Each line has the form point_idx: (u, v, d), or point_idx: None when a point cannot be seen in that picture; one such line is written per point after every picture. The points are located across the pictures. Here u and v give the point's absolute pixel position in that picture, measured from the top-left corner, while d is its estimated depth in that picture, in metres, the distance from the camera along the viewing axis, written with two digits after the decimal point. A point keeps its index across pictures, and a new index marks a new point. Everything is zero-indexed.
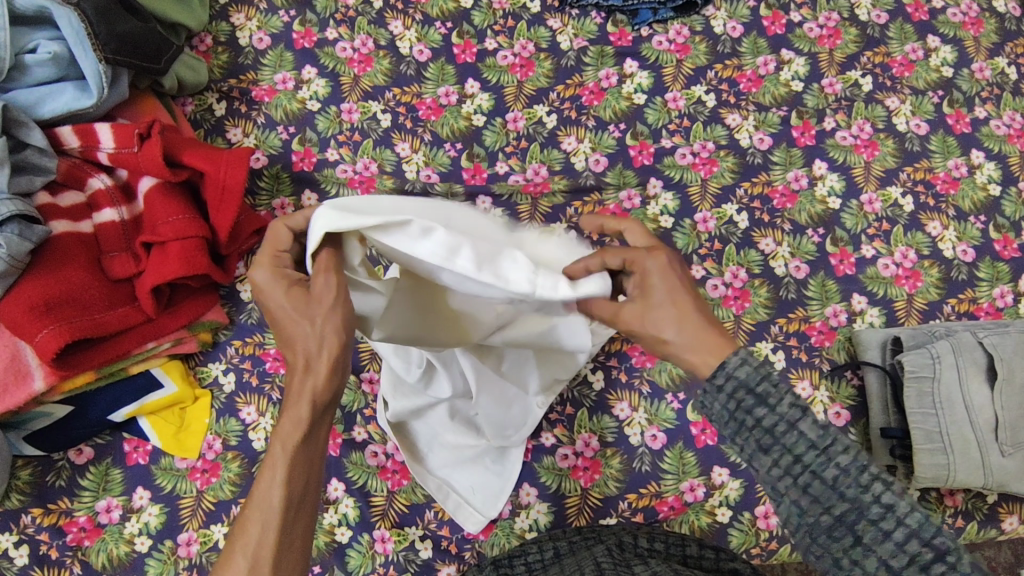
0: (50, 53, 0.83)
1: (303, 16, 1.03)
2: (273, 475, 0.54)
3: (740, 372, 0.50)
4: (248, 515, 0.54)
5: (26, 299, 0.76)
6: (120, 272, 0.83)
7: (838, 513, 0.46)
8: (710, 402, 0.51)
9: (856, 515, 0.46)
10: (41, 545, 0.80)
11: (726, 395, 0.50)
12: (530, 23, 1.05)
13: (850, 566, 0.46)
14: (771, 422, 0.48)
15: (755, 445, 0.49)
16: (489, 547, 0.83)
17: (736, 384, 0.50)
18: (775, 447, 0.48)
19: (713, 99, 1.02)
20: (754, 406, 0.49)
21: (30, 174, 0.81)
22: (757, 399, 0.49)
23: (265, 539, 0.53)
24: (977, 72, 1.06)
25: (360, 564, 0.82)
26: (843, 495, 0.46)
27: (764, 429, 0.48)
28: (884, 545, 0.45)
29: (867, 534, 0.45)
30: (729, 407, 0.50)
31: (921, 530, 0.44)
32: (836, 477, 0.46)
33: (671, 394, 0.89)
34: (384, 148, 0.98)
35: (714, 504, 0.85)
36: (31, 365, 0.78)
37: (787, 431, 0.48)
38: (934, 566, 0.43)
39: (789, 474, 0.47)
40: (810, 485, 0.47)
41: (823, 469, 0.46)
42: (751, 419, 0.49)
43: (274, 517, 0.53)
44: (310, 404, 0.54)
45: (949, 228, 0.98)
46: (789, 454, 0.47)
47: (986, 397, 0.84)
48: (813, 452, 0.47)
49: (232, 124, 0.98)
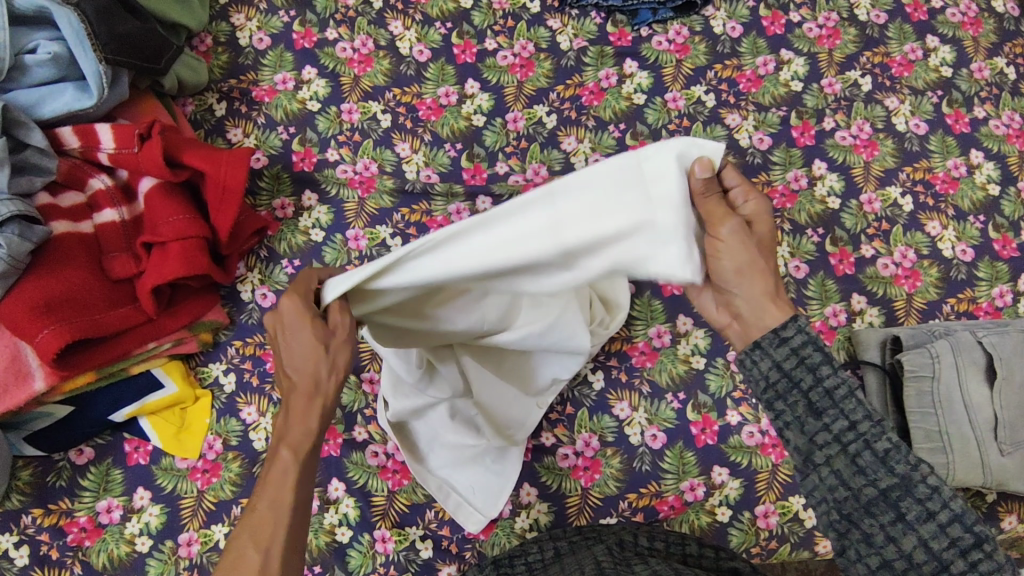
0: (50, 54, 0.83)
1: (303, 16, 1.03)
2: (284, 476, 0.55)
3: (809, 329, 0.55)
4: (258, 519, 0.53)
5: (26, 300, 0.76)
6: (121, 272, 0.83)
7: (883, 487, 0.50)
8: (764, 357, 0.56)
9: (902, 492, 0.49)
10: (42, 546, 0.80)
11: (789, 350, 0.55)
12: (530, 23, 1.05)
13: (884, 542, 0.49)
14: (833, 385, 0.53)
15: (806, 409, 0.53)
16: (489, 546, 0.83)
17: (804, 340, 0.54)
18: (831, 411, 0.52)
19: (713, 100, 1.02)
20: (818, 365, 0.53)
21: (31, 175, 0.81)
22: (824, 359, 0.53)
23: (276, 540, 0.53)
24: (976, 72, 1.06)
25: (361, 564, 0.82)
26: (891, 470, 0.50)
27: (823, 392, 0.53)
28: (925, 526, 0.48)
29: (912, 512, 0.49)
30: (787, 365, 0.55)
31: (964, 516, 0.48)
32: (887, 451, 0.50)
33: (671, 394, 0.90)
34: (384, 149, 0.98)
35: (714, 504, 0.86)
36: (32, 366, 0.78)
37: (846, 397, 0.52)
38: (972, 553, 0.47)
39: (838, 442, 0.52)
40: (859, 454, 0.51)
41: (875, 439, 0.51)
42: (810, 378, 0.53)
43: (285, 518, 0.54)
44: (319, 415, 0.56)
45: (948, 228, 0.98)
46: (845, 420, 0.52)
47: (986, 396, 0.84)
48: (867, 422, 0.51)
49: (233, 124, 0.98)
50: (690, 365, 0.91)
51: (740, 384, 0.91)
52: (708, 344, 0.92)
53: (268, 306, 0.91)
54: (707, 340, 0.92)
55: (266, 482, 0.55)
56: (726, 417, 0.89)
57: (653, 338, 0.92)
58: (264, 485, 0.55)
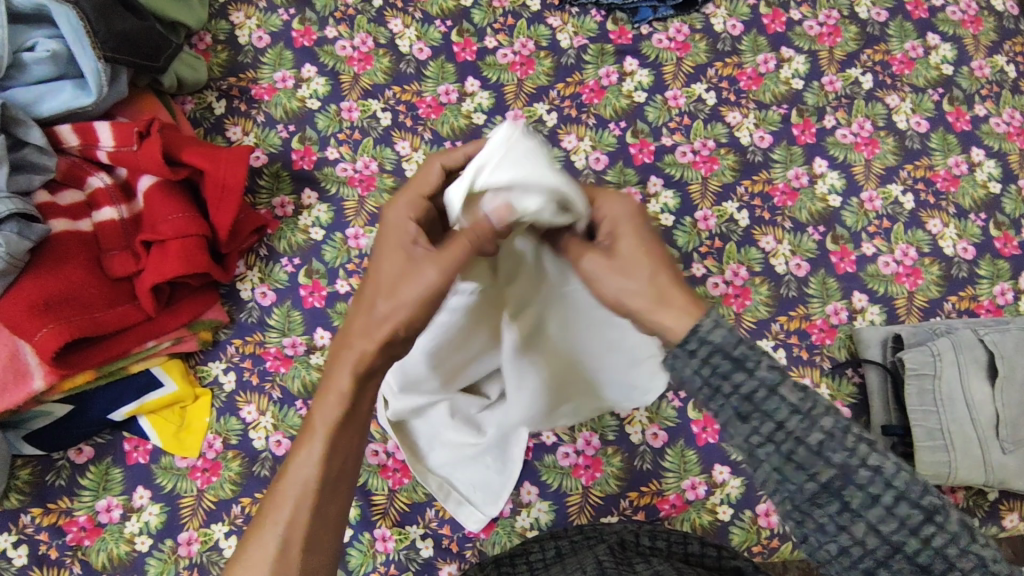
0: (48, 51, 0.83)
1: (303, 15, 1.03)
2: (312, 451, 0.56)
3: (713, 338, 0.49)
4: (284, 487, 0.56)
5: (25, 299, 0.76)
6: (120, 271, 0.82)
7: (824, 480, 0.46)
8: (679, 364, 0.50)
9: (843, 481, 0.45)
10: (41, 545, 0.80)
11: (698, 361, 0.49)
12: (530, 21, 1.05)
13: (836, 531, 0.46)
14: (749, 389, 0.47)
15: (733, 412, 0.48)
16: (490, 545, 0.83)
17: (710, 349, 0.48)
18: (755, 413, 0.47)
19: (713, 98, 1.02)
20: (731, 372, 0.47)
21: (29, 173, 0.81)
22: (734, 364, 0.48)
23: (298, 517, 0.55)
24: (977, 69, 1.06)
25: (361, 563, 0.82)
26: (828, 461, 0.46)
27: (742, 397, 0.47)
28: (871, 511, 0.45)
29: (855, 500, 0.45)
30: (702, 372, 0.48)
31: (909, 492, 0.45)
32: (821, 442, 0.46)
33: (672, 392, 0.89)
34: (384, 147, 0.98)
35: (716, 502, 0.85)
36: (31, 364, 0.78)
37: (767, 398, 0.47)
38: (925, 528, 0.44)
39: (770, 441, 0.47)
40: (793, 451, 0.46)
41: (805, 433, 0.46)
42: (727, 385, 0.47)
43: (310, 491, 0.56)
44: (353, 376, 0.55)
45: (950, 226, 0.98)
46: (771, 420, 0.47)
47: (987, 394, 0.84)
48: (795, 417, 0.47)
49: (232, 122, 0.98)
50: None
51: None
52: None
53: (268, 304, 0.90)
54: None
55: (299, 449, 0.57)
56: None
57: None
58: (299, 448, 0.57)
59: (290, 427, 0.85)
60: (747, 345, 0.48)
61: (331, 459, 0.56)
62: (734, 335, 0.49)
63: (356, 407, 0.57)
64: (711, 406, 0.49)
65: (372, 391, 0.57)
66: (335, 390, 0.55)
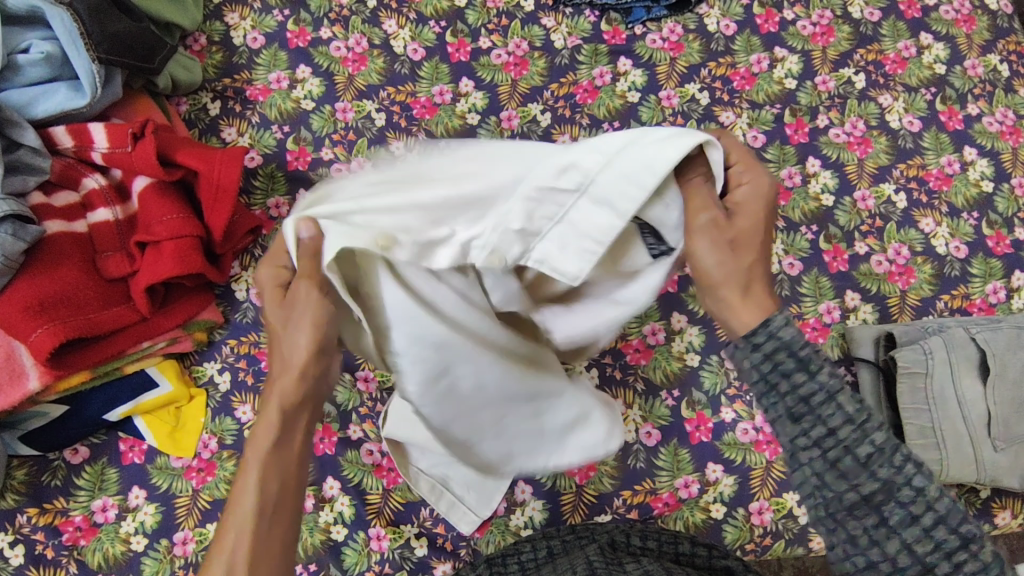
0: (42, 54, 0.83)
1: (297, 16, 1.03)
2: (247, 479, 0.55)
3: (783, 334, 0.50)
4: (226, 523, 0.55)
5: (20, 299, 0.76)
6: (115, 271, 0.82)
7: (865, 492, 0.46)
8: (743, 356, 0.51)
9: (884, 495, 0.46)
10: (37, 545, 0.80)
11: (762, 354, 0.50)
12: (524, 22, 1.05)
13: (867, 545, 0.46)
14: (809, 390, 0.48)
15: (786, 411, 0.49)
16: (484, 544, 0.84)
17: (777, 345, 0.50)
18: (808, 416, 0.48)
19: (707, 98, 1.02)
20: (793, 371, 0.49)
21: (24, 175, 0.81)
22: (798, 365, 0.49)
23: (240, 546, 0.54)
24: (969, 69, 1.07)
25: (355, 562, 0.82)
26: (874, 474, 0.47)
27: (799, 397, 0.49)
28: (909, 530, 0.45)
29: (894, 516, 0.46)
30: (763, 369, 0.50)
31: (948, 516, 0.45)
32: (869, 454, 0.47)
33: (666, 391, 0.90)
34: (378, 148, 0.98)
35: (709, 501, 0.86)
36: (26, 365, 0.78)
37: (824, 402, 0.48)
38: (957, 554, 0.45)
39: (818, 445, 0.48)
40: (839, 460, 0.47)
41: (856, 445, 0.47)
42: (786, 383, 0.49)
43: (254, 515, 0.54)
44: (287, 391, 0.56)
45: (942, 225, 0.98)
46: (824, 428, 0.48)
47: (979, 392, 0.84)
48: (849, 427, 0.48)
49: (227, 123, 0.98)
50: (685, 362, 0.91)
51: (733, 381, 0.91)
52: (702, 341, 0.92)
53: (263, 305, 0.90)
54: (701, 337, 0.92)
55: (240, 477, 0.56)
56: (721, 414, 0.89)
57: (648, 336, 0.91)
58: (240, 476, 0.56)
59: None
60: (814, 348, 0.50)
61: (269, 482, 0.56)
62: (805, 337, 0.50)
63: (290, 426, 0.57)
64: (765, 402, 0.50)
65: (301, 420, 0.58)
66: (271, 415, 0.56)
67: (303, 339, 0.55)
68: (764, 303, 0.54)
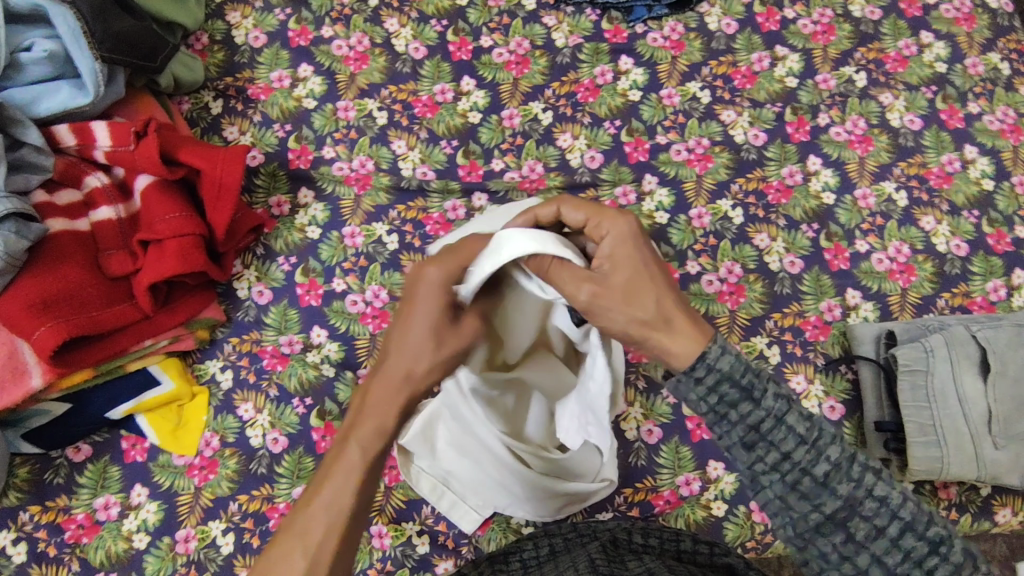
0: (46, 52, 0.83)
1: (299, 14, 1.04)
2: (348, 476, 0.54)
3: (721, 365, 0.53)
4: (314, 512, 0.53)
5: (23, 297, 0.76)
6: (117, 270, 0.83)
7: (828, 511, 0.51)
8: (688, 390, 0.55)
9: (848, 512, 0.51)
10: (40, 543, 0.81)
11: (707, 388, 0.53)
12: (526, 20, 1.06)
13: (839, 561, 0.51)
14: (757, 419, 0.52)
15: (741, 439, 0.53)
16: (486, 542, 0.84)
17: (718, 377, 0.53)
18: (761, 442, 0.52)
19: (708, 96, 1.03)
20: (739, 401, 0.53)
21: (26, 173, 0.82)
22: (742, 394, 0.53)
23: (326, 542, 0.52)
24: (970, 67, 1.07)
25: (358, 559, 0.82)
26: (834, 492, 0.51)
27: (750, 426, 0.53)
28: (876, 543, 0.50)
29: (861, 531, 0.50)
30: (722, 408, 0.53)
31: (889, 504, 0.51)
32: (827, 473, 0.51)
33: (667, 389, 0.90)
34: (380, 146, 0.98)
35: (710, 498, 0.86)
36: (29, 363, 0.78)
37: (773, 428, 0.52)
38: (927, 560, 0.49)
39: (778, 470, 0.52)
40: (800, 482, 0.51)
41: (811, 464, 0.51)
42: (735, 413, 0.53)
43: (339, 522, 0.53)
44: (400, 408, 0.57)
45: (942, 223, 0.98)
46: (777, 452, 0.52)
47: (979, 390, 0.85)
48: (803, 448, 0.52)
49: (229, 122, 0.99)
50: None
51: None
52: None
53: (264, 303, 0.91)
54: None
55: (330, 472, 0.55)
56: None
57: None
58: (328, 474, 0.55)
59: (287, 425, 0.86)
60: (753, 374, 0.54)
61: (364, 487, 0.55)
62: (742, 364, 0.54)
63: (390, 445, 0.57)
64: (716, 430, 0.54)
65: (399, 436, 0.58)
66: (375, 425, 0.55)
67: (427, 365, 0.57)
68: (692, 334, 0.55)
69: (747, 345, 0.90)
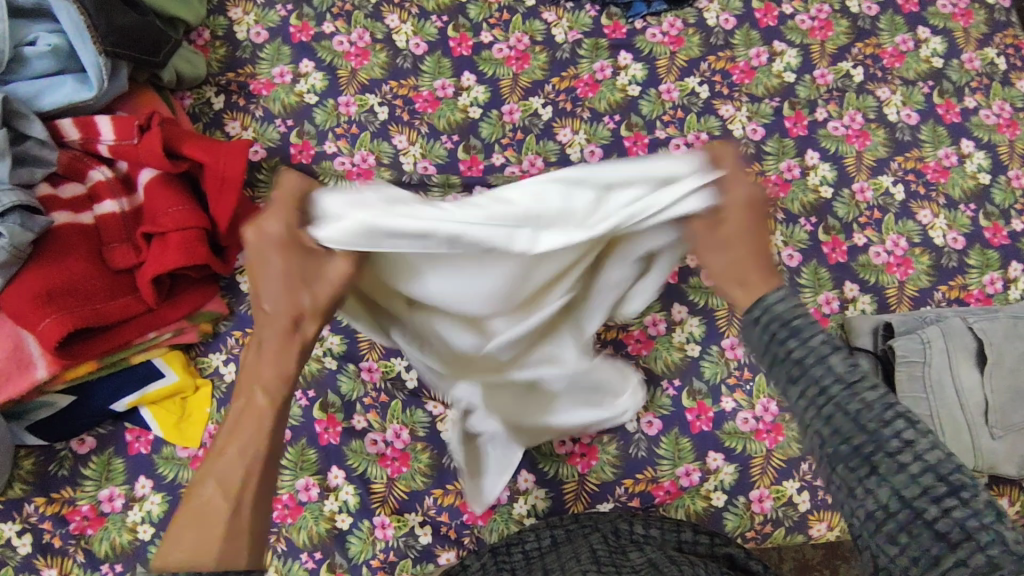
0: (50, 45, 0.84)
1: (300, 11, 1.04)
2: (260, 420, 0.54)
3: (776, 307, 0.55)
4: (226, 461, 0.53)
5: (28, 289, 0.76)
6: (121, 263, 0.82)
7: (856, 444, 0.50)
8: (749, 335, 0.57)
9: (875, 447, 0.49)
10: (45, 534, 0.81)
11: (761, 326, 0.56)
12: (525, 16, 1.06)
13: (865, 496, 0.49)
14: (801, 354, 0.53)
15: (787, 376, 0.53)
16: (488, 533, 0.84)
17: (772, 317, 0.55)
18: (805, 377, 0.53)
19: (706, 91, 1.03)
20: (787, 338, 0.54)
21: (31, 166, 0.82)
22: (790, 332, 0.54)
23: (250, 478, 0.53)
24: (967, 62, 1.08)
25: (360, 550, 0.83)
26: (863, 428, 0.50)
27: (794, 361, 0.53)
28: (899, 477, 0.48)
29: (884, 465, 0.49)
30: (764, 338, 0.55)
31: (937, 466, 0.49)
32: (859, 411, 0.51)
33: (667, 381, 0.91)
34: (381, 141, 0.99)
35: (710, 489, 0.87)
36: (34, 354, 0.78)
37: (816, 363, 0.52)
38: (946, 500, 0.47)
39: (814, 404, 0.52)
40: (832, 416, 0.51)
41: (847, 402, 0.51)
42: (782, 351, 0.54)
43: (259, 459, 0.54)
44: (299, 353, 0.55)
45: (939, 216, 0.99)
46: (816, 386, 0.52)
47: (976, 380, 0.85)
48: (838, 385, 0.52)
49: (231, 117, 0.99)
50: (685, 352, 0.92)
51: (734, 371, 0.91)
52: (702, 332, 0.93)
53: None
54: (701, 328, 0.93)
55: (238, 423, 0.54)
56: (720, 403, 0.90)
57: (649, 327, 0.93)
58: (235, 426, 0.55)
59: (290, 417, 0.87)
60: (805, 319, 0.55)
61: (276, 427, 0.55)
62: (796, 310, 0.55)
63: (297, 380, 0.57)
64: (770, 372, 0.55)
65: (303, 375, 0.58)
66: (262, 373, 0.55)
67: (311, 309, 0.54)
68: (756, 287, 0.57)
69: None
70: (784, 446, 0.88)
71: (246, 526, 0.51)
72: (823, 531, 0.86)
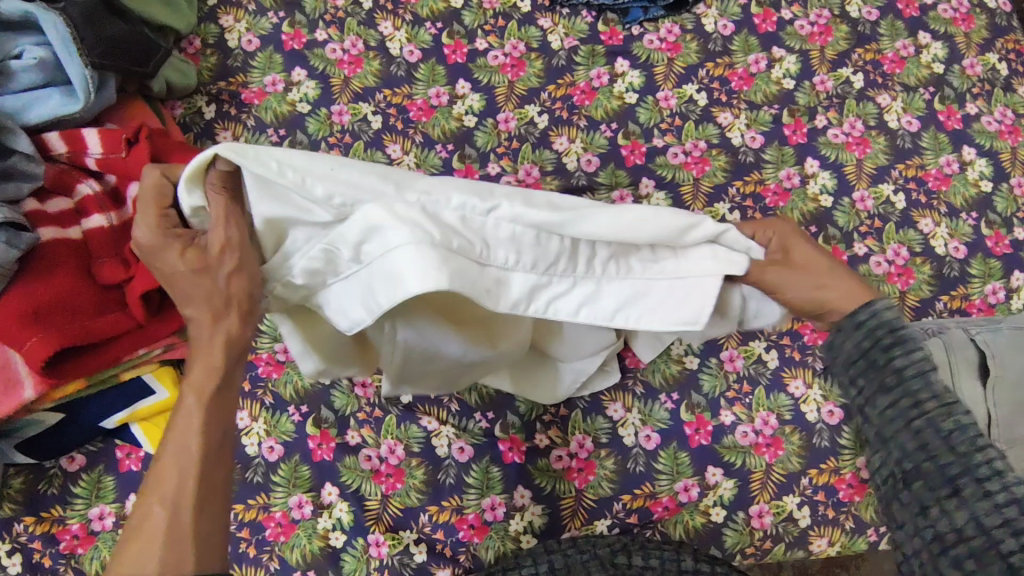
0: (35, 58, 0.82)
1: (292, 18, 1.03)
2: (189, 421, 0.53)
3: (884, 312, 0.54)
4: (163, 464, 0.52)
5: (13, 307, 0.74)
6: (109, 278, 0.80)
7: (942, 463, 0.50)
8: (844, 337, 0.56)
9: (961, 470, 0.49)
10: (34, 554, 0.81)
11: (865, 329, 0.54)
12: (520, 23, 1.05)
13: (938, 518, 0.49)
14: (902, 363, 0.52)
15: (879, 384, 0.53)
16: (483, 550, 0.83)
17: (878, 321, 0.54)
18: (897, 388, 0.52)
19: (704, 98, 1.02)
20: (891, 345, 0.53)
21: (18, 181, 0.79)
22: (896, 338, 0.53)
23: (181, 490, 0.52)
24: (968, 68, 1.06)
25: (354, 568, 0.82)
26: (952, 449, 0.50)
27: (893, 369, 0.52)
28: (979, 503, 0.48)
29: (967, 489, 0.49)
30: (864, 345, 0.54)
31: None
32: (950, 430, 0.50)
33: (665, 394, 0.90)
34: (375, 150, 0.98)
35: (708, 504, 0.86)
36: (21, 373, 0.75)
37: (914, 375, 0.52)
38: None
39: (903, 417, 0.52)
40: (921, 431, 0.51)
41: (940, 420, 0.51)
42: (883, 356, 0.53)
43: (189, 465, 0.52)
44: (223, 348, 0.54)
45: (941, 225, 0.98)
46: (911, 399, 0.52)
47: (979, 393, 0.83)
48: (934, 402, 0.51)
49: (222, 127, 0.98)
50: (684, 365, 0.91)
51: (734, 384, 0.90)
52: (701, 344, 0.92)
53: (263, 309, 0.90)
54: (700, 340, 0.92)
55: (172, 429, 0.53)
56: (719, 417, 0.89)
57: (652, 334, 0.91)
58: (171, 436, 0.53)
59: (283, 433, 0.86)
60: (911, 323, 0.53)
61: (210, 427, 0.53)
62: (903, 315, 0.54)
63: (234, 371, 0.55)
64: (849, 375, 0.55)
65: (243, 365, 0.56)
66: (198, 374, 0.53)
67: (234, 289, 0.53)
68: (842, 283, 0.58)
69: (745, 349, 0.92)
70: (784, 460, 0.87)
71: (186, 529, 0.50)
72: (824, 547, 0.86)
